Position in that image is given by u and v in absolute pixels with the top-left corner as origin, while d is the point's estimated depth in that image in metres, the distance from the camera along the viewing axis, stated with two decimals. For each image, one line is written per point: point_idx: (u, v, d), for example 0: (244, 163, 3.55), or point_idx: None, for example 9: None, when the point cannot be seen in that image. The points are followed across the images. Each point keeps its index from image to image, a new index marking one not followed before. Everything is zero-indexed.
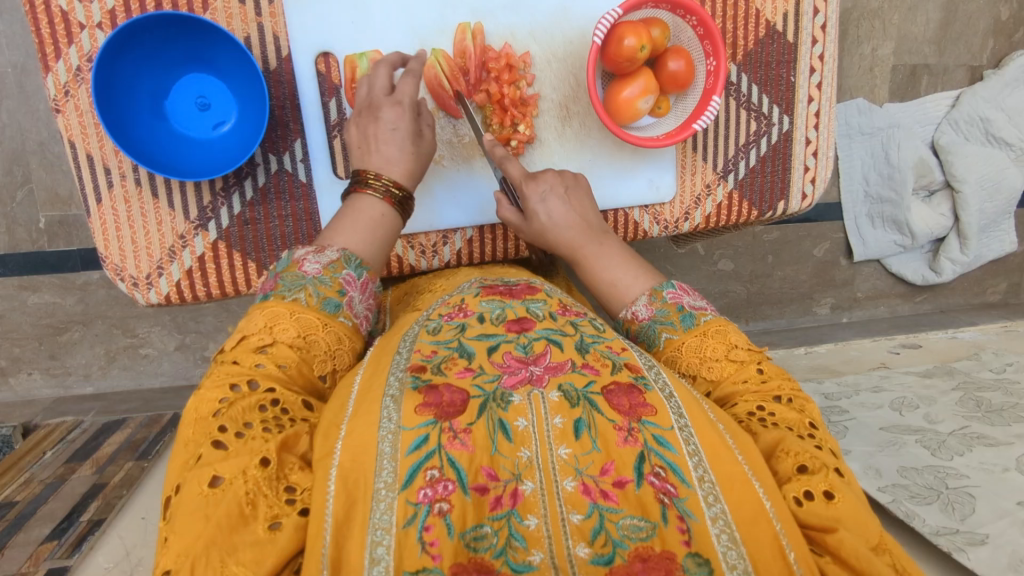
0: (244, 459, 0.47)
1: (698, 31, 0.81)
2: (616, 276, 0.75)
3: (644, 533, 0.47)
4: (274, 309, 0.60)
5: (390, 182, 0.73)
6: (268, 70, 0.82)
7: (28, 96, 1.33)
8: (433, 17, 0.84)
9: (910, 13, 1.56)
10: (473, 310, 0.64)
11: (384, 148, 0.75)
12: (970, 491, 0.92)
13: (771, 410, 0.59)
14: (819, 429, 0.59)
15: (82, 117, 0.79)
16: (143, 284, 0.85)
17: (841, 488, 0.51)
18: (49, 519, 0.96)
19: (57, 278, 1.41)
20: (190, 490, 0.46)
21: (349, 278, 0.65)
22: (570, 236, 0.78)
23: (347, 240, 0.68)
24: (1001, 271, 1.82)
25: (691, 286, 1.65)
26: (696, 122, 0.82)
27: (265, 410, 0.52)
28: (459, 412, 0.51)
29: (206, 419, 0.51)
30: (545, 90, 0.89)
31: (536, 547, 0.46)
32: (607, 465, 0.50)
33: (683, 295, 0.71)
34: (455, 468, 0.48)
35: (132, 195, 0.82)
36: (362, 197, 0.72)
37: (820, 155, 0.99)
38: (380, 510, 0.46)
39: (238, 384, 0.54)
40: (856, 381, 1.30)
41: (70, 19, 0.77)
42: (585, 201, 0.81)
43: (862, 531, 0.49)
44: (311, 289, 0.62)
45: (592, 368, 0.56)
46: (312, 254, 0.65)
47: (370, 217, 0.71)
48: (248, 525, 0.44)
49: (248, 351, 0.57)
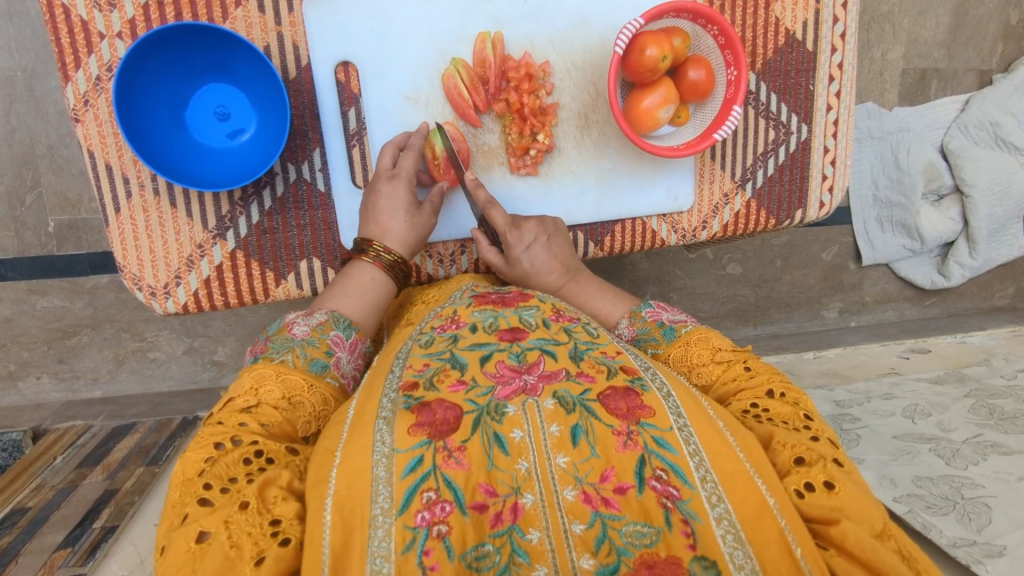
0: (227, 509, 0.47)
1: (719, 40, 0.80)
2: (599, 305, 0.79)
3: (648, 539, 0.46)
4: (262, 370, 0.60)
5: (382, 249, 0.77)
6: (287, 79, 0.82)
7: (37, 99, 1.33)
8: (452, 25, 0.83)
9: (921, 17, 1.56)
10: (465, 321, 0.63)
11: (383, 218, 0.79)
12: (987, 501, 0.92)
13: (765, 406, 0.59)
14: (814, 420, 0.59)
15: (102, 126, 0.79)
16: (161, 294, 0.84)
17: (839, 478, 0.50)
18: (62, 526, 0.96)
19: (67, 282, 1.40)
20: (176, 548, 0.46)
21: (338, 339, 0.67)
22: (553, 279, 0.81)
23: (337, 304, 0.71)
24: (1009, 276, 1.82)
25: (700, 290, 1.64)
26: (716, 132, 0.82)
27: (249, 462, 0.51)
28: (453, 429, 0.51)
29: (191, 479, 0.51)
30: (564, 99, 0.88)
31: (541, 562, 0.45)
32: (606, 472, 0.49)
33: (662, 312, 0.73)
34: (451, 488, 0.48)
35: (151, 204, 0.82)
36: (358, 264, 0.77)
37: (838, 163, 0.99)
38: (378, 537, 0.45)
39: (222, 441, 0.53)
40: (866, 388, 1.29)
41: (89, 28, 0.76)
42: (566, 247, 0.85)
43: (864, 520, 0.48)
44: (299, 350, 0.63)
45: (587, 376, 0.56)
46: (302, 317, 0.67)
47: (361, 283, 0.75)
48: (236, 566, 0.44)
49: (233, 412, 0.56)
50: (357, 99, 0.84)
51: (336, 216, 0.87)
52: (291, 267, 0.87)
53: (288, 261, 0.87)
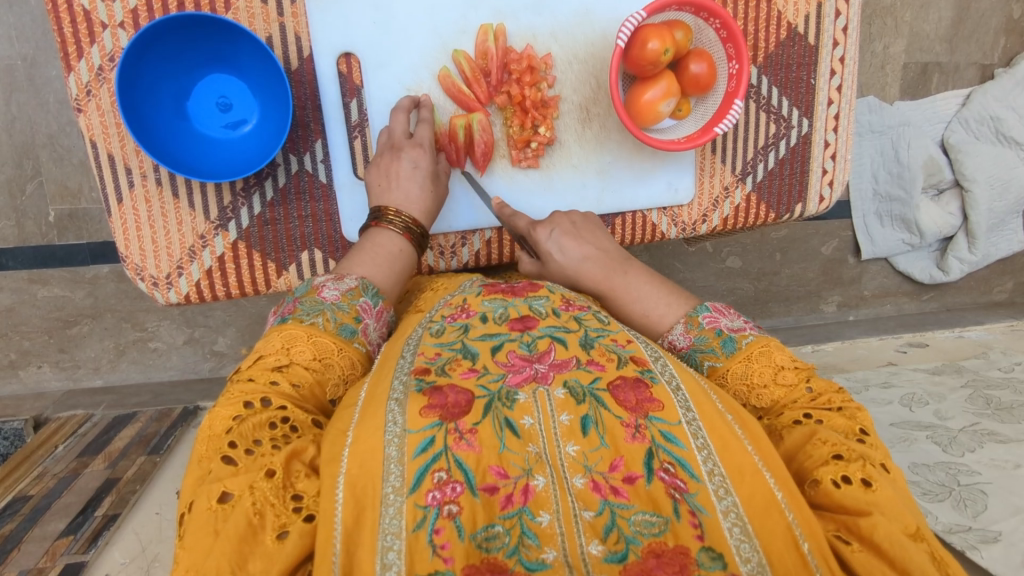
0: (251, 475, 0.48)
1: (721, 33, 0.80)
2: (648, 307, 0.73)
3: (656, 528, 0.47)
4: (292, 331, 0.60)
5: (409, 220, 0.77)
6: (289, 70, 0.82)
7: (38, 89, 1.33)
8: (454, 16, 0.83)
9: (923, 11, 1.55)
10: (476, 310, 0.64)
11: (405, 184, 0.79)
12: (982, 487, 0.93)
13: (818, 418, 0.57)
14: (871, 436, 0.56)
15: (104, 117, 0.79)
16: (163, 284, 0.85)
17: (878, 477, 0.50)
18: (65, 513, 0.96)
19: (67, 272, 1.41)
20: (201, 505, 0.47)
21: (366, 306, 0.66)
22: (597, 272, 0.77)
23: (365, 270, 0.70)
24: (1009, 270, 1.82)
25: (700, 284, 1.65)
26: (717, 126, 0.82)
27: (274, 428, 0.52)
28: (464, 412, 0.52)
29: (219, 435, 0.52)
30: (565, 92, 0.88)
31: (550, 545, 0.46)
32: (616, 461, 0.50)
33: (720, 317, 0.67)
34: (462, 469, 0.48)
35: (153, 194, 0.82)
36: (380, 231, 0.75)
37: (838, 158, 0.99)
38: (389, 515, 0.46)
39: (252, 401, 0.54)
40: (865, 377, 1.31)
41: (92, 18, 0.76)
42: (599, 233, 0.83)
43: (899, 518, 0.48)
44: (329, 314, 0.62)
45: (598, 364, 0.57)
46: (331, 281, 0.66)
47: (388, 251, 0.74)
48: (257, 536, 0.45)
49: (265, 369, 0.57)
50: (359, 91, 0.84)
51: (337, 208, 0.87)
52: (293, 257, 0.88)
53: (289, 253, 0.87)
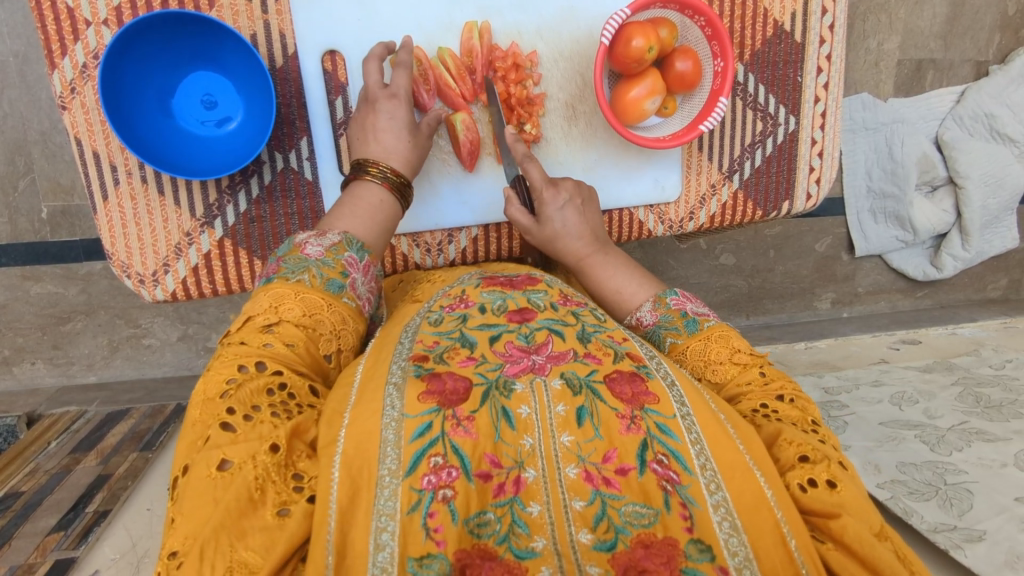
0: (253, 444, 0.48)
1: (706, 31, 0.81)
2: (622, 283, 0.77)
3: (646, 520, 0.47)
4: (279, 291, 0.60)
5: (389, 170, 0.76)
6: (274, 67, 0.82)
7: (30, 86, 1.33)
8: (439, 14, 0.83)
9: (917, 8, 1.55)
10: (474, 301, 0.64)
11: (384, 137, 0.77)
12: (969, 486, 0.93)
13: (775, 407, 0.59)
14: (822, 426, 0.59)
15: (89, 114, 0.79)
16: (149, 281, 0.85)
17: (842, 477, 0.51)
18: (55, 510, 0.97)
19: (60, 269, 1.41)
20: (198, 472, 0.46)
21: (351, 261, 0.67)
22: (581, 246, 0.80)
23: (347, 225, 0.70)
24: (1003, 268, 1.82)
25: (693, 281, 1.65)
26: (702, 123, 0.83)
27: (272, 394, 0.53)
28: (462, 400, 0.51)
29: (214, 399, 0.52)
30: (551, 90, 0.88)
31: (539, 534, 0.47)
32: (609, 453, 0.50)
33: (687, 301, 0.71)
34: (458, 455, 0.48)
35: (138, 191, 0.82)
36: (362, 184, 0.75)
37: (826, 155, 0.99)
38: (384, 496, 0.46)
39: (246, 364, 0.54)
40: (856, 375, 1.31)
41: (75, 15, 0.76)
42: (594, 215, 0.84)
43: (865, 518, 0.49)
44: (315, 270, 0.63)
45: (594, 358, 0.56)
46: (314, 237, 0.66)
47: (370, 203, 0.73)
48: (256, 510, 0.45)
49: (256, 331, 0.57)
50: (344, 88, 0.84)
51: (323, 205, 0.87)
52: None
53: (275, 250, 0.88)
